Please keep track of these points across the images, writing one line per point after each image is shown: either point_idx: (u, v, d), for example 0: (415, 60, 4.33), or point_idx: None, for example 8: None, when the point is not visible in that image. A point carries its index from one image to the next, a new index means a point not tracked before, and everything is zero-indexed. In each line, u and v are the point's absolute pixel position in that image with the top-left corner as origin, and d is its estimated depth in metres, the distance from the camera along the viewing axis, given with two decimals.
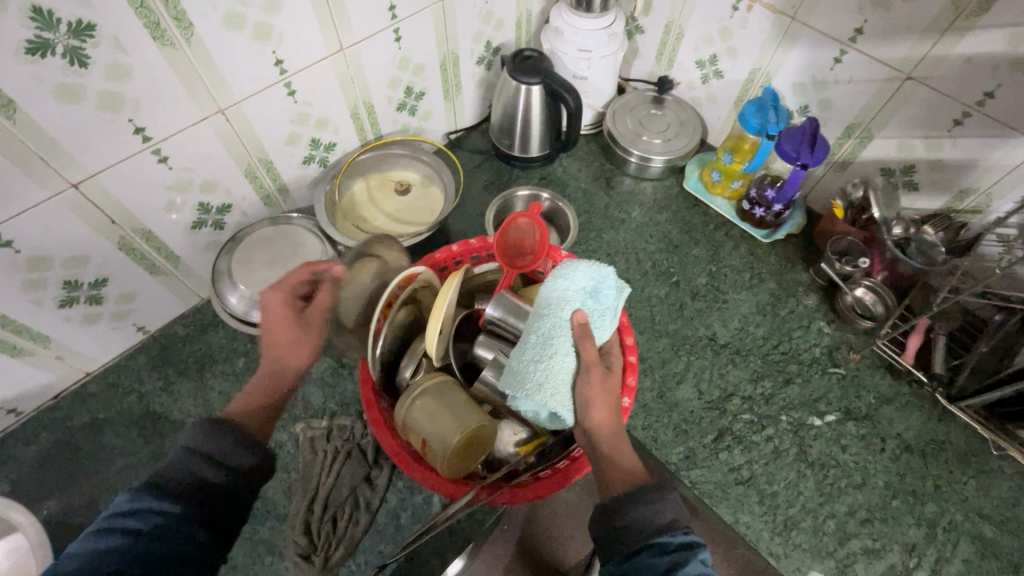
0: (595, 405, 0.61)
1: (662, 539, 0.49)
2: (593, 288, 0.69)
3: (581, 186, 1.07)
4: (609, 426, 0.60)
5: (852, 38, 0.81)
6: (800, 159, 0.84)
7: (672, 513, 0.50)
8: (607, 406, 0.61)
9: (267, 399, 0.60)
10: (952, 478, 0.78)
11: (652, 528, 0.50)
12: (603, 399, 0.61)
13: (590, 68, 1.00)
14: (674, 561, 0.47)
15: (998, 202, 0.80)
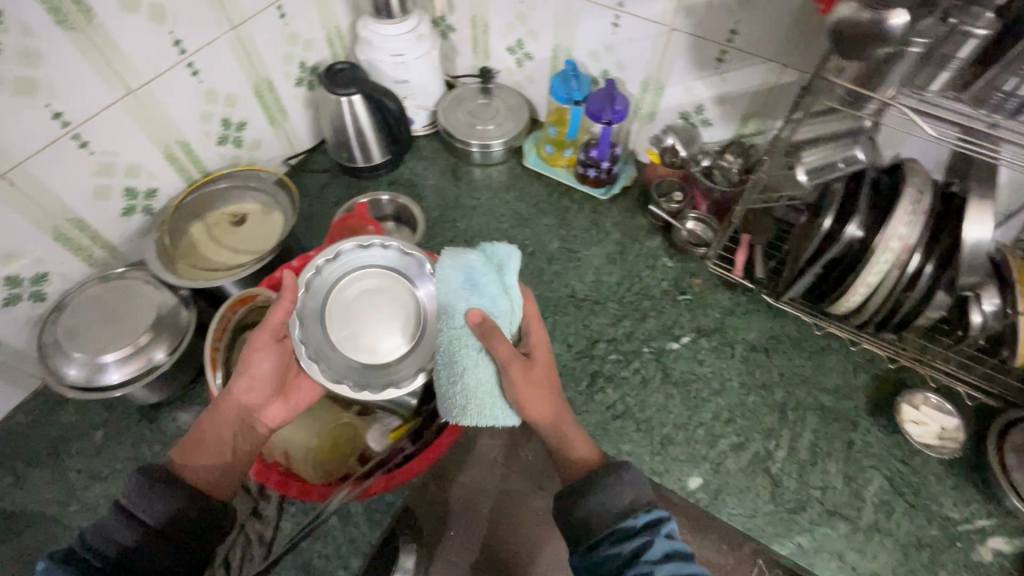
0: (528, 402, 0.64)
1: (625, 524, 0.56)
2: (469, 280, 0.65)
3: (431, 184, 1.11)
4: (554, 414, 0.66)
5: (620, 4, 0.91)
6: (605, 117, 0.93)
7: (632, 496, 0.59)
8: (549, 396, 0.66)
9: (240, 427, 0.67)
10: (791, 363, 0.89)
11: (615, 514, 0.58)
12: (543, 392, 0.65)
13: (408, 71, 1.05)
14: (638, 543, 0.55)
15: (771, 122, 0.92)
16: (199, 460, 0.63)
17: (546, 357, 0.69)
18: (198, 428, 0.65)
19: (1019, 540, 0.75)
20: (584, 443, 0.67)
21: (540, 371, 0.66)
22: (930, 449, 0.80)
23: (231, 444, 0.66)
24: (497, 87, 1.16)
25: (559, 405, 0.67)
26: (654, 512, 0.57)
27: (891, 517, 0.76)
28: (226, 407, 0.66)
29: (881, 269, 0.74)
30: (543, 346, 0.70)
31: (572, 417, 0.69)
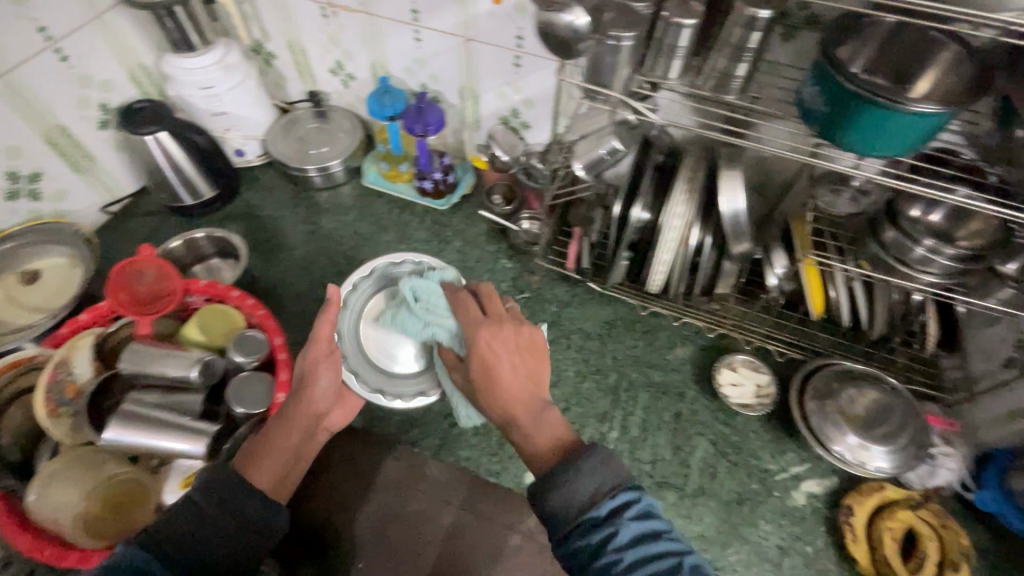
0: (486, 405, 0.63)
1: (589, 515, 0.50)
2: (416, 302, 0.77)
3: (268, 213, 1.09)
4: (505, 411, 0.61)
5: (416, 19, 0.92)
6: (419, 129, 0.96)
7: (597, 482, 0.51)
8: (504, 394, 0.62)
9: (297, 439, 0.64)
10: (623, 346, 0.92)
11: (578, 507, 0.50)
12: (492, 389, 0.62)
13: (223, 102, 1.02)
14: (604, 534, 0.48)
15: None
16: (268, 463, 0.59)
17: (495, 354, 0.64)
18: (261, 437, 0.62)
19: (828, 480, 0.80)
20: (546, 438, 0.57)
21: (482, 370, 0.64)
22: (747, 408, 0.84)
23: (292, 458, 0.62)
24: (331, 110, 1.15)
25: (520, 402, 0.61)
26: (621, 495, 0.50)
27: (715, 478, 0.80)
28: (297, 415, 0.65)
29: (670, 247, 0.79)
30: (498, 346, 0.65)
31: (538, 411, 0.60)
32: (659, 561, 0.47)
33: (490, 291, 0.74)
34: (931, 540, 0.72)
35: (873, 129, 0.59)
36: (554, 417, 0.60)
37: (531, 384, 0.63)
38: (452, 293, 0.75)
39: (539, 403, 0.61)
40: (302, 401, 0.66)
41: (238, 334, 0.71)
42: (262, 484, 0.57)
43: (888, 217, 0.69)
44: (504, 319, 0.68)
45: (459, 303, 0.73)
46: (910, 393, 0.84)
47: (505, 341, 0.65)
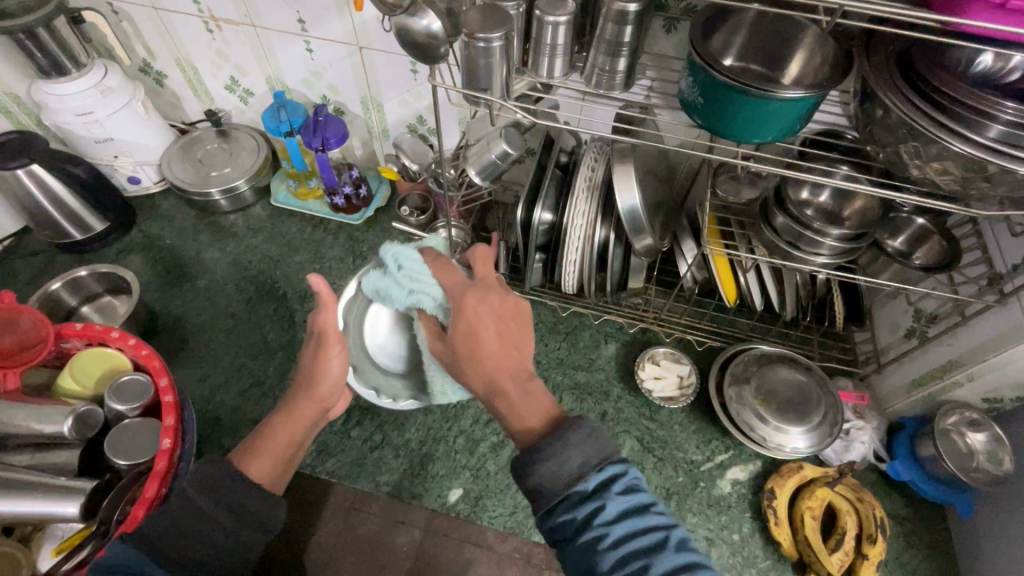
0: (469, 373, 0.55)
1: (577, 488, 0.44)
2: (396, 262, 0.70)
3: (169, 243, 1.02)
4: (494, 379, 0.53)
5: (304, 29, 0.88)
6: (318, 143, 0.91)
7: (586, 454, 0.45)
8: (488, 360, 0.54)
9: (293, 436, 0.61)
10: (547, 349, 0.91)
11: (565, 480, 0.44)
12: (477, 356, 0.54)
13: (106, 128, 0.95)
14: (590, 508, 0.43)
15: None
16: (265, 457, 0.59)
17: (478, 321, 0.56)
18: (261, 430, 0.61)
19: (752, 465, 0.81)
20: (535, 410, 0.50)
21: (467, 332, 0.55)
22: (671, 401, 0.84)
23: (293, 449, 0.62)
24: (234, 129, 1.10)
25: (504, 363, 0.54)
26: (610, 468, 0.44)
27: (641, 476, 0.80)
28: (304, 406, 0.63)
29: (577, 246, 0.78)
30: (482, 310, 0.56)
31: (524, 380, 0.53)
32: (646, 535, 0.42)
33: (484, 254, 0.64)
34: (848, 515, 0.73)
35: (753, 120, 0.59)
36: (540, 389, 0.52)
37: (517, 351, 0.55)
38: (433, 259, 0.70)
39: (524, 372, 0.54)
40: (307, 395, 0.63)
41: (118, 381, 0.66)
42: (256, 478, 0.57)
43: (778, 202, 0.70)
44: (491, 282, 0.61)
45: (440, 268, 0.68)
46: (824, 371, 0.86)
47: (492, 307, 0.57)
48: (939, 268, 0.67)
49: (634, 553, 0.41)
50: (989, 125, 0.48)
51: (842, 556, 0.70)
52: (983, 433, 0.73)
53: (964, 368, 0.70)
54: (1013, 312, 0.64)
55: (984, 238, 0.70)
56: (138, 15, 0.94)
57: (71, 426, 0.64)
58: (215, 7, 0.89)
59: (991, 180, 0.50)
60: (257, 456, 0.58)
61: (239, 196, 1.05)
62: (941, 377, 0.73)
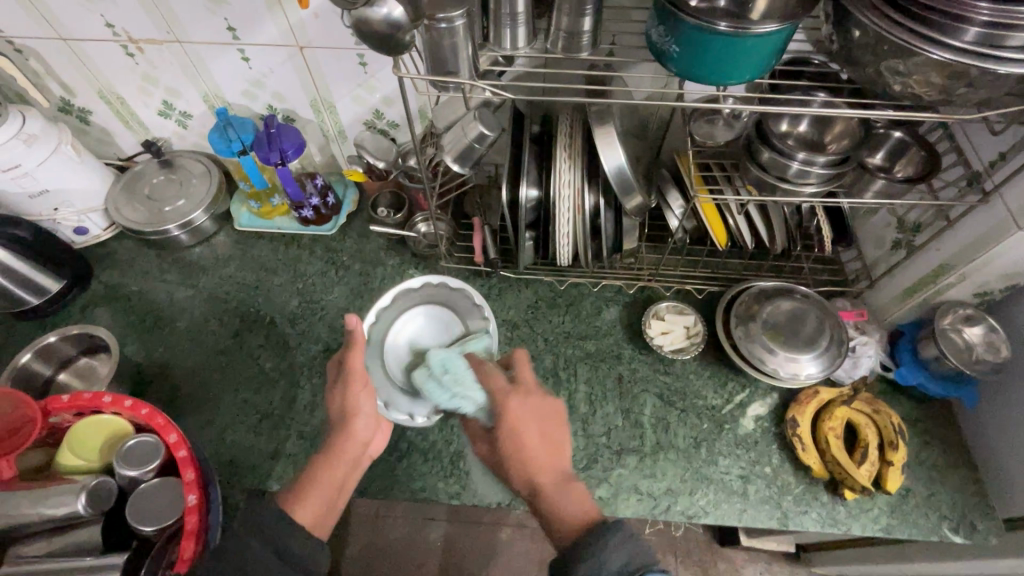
0: (512, 475, 0.60)
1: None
2: (442, 365, 0.70)
3: (134, 288, 0.96)
4: (533, 478, 0.59)
5: (235, 37, 0.82)
6: (277, 159, 0.86)
7: (628, 556, 0.50)
8: (532, 460, 0.60)
9: (335, 480, 0.64)
10: (553, 325, 0.90)
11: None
12: (522, 456, 0.60)
13: (39, 179, 0.86)
14: None
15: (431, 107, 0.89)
16: (312, 502, 0.61)
17: (524, 425, 0.62)
18: (304, 475, 0.64)
19: (770, 399, 0.83)
20: (573, 507, 0.56)
21: (511, 438, 0.61)
22: (681, 352, 0.85)
23: (338, 493, 0.64)
24: (177, 156, 1.03)
25: (546, 471, 0.60)
26: None
27: (669, 430, 0.81)
28: (344, 446, 0.66)
29: (568, 219, 0.76)
30: (527, 417, 0.62)
31: (565, 482, 0.59)
32: None
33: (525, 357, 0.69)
34: (868, 428, 0.77)
35: (728, 61, 0.58)
36: (579, 488, 0.59)
37: (555, 455, 0.61)
38: (477, 367, 0.69)
39: (564, 475, 0.60)
40: (344, 433, 0.66)
41: (123, 447, 0.62)
42: (304, 521, 0.60)
43: (761, 138, 0.70)
44: (528, 387, 0.65)
45: (484, 372, 0.68)
46: (821, 295, 0.89)
47: (531, 411, 0.63)
48: (921, 177, 0.69)
49: None
50: (967, 28, 0.48)
51: (868, 467, 0.74)
52: (979, 327, 0.77)
53: (955, 270, 0.72)
54: (997, 209, 0.65)
55: (958, 140, 0.71)
56: (46, 49, 0.85)
57: (86, 502, 0.59)
58: (133, 28, 0.82)
59: (972, 85, 0.51)
60: (305, 499, 0.61)
61: (199, 227, 0.98)
62: (934, 281, 0.75)
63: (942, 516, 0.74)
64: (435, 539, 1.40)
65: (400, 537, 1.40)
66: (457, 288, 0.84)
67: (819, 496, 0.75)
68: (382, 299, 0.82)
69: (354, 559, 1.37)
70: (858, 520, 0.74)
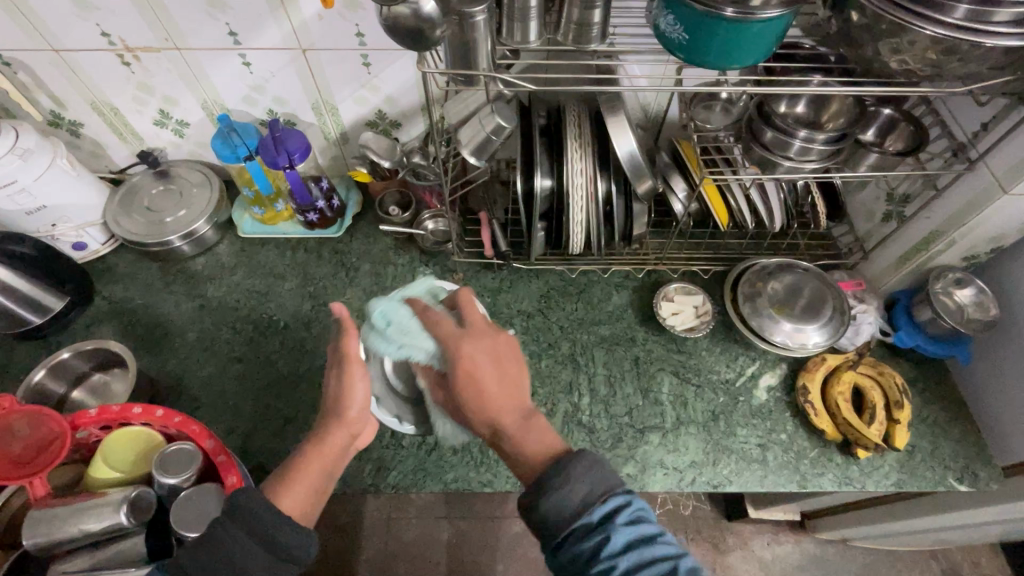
0: (468, 412, 0.60)
1: (584, 520, 0.50)
2: (385, 317, 0.70)
3: (140, 302, 0.94)
4: (494, 421, 0.59)
5: (236, 42, 0.81)
6: (285, 163, 0.86)
7: (591, 484, 0.51)
8: (493, 396, 0.59)
9: (323, 468, 0.61)
10: (566, 312, 0.92)
11: (571, 512, 0.50)
12: (481, 397, 0.59)
13: (36, 194, 0.84)
14: (596, 541, 0.48)
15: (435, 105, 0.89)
16: (297, 488, 0.59)
17: (479, 364, 0.60)
18: (292, 463, 0.61)
19: (780, 369, 0.87)
20: (535, 446, 0.57)
21: (467, 377, 0.59)
22: (693, 331, 0.88)
23: (327, 480, 0.61)
24: (173, 166, 1.01)
25: (506, 406, 0.59)
26: (613, 499, 0.50)
27: (687, 405, 0.84)
28: (336, 433, 0.63)
29: (581, 206, 0.78)
30: (480, 351, 0.61)
31: (526, 417, 0.59)
32: (658, 563, 0.47)
33: (470, 298, 0.66)
34: (874, 390, 0.82)
35: (733, 46, 0.61)
36: (541, 422, 0.59)
37: (514, 391, 0.60)
38: (421, 312, 0.68)
39: (523, 411, 0.59)
40: (339, 420, 0.63)
41: (159, 456, 0.62)
42: (289, 512, 0.58)
43: (763, 120, 0.73)
44: (480, 328, 0.63)
45: (427, 319, 0.66)
46: (819, 268, 0.93)
47: (486, 350, 0.61)
48: (912, 150, 0.73)
49: None
50: (955, 6, 0.52)
51: (877, 427, 0.78)
52: (969, 289, 0.82)
53: (946, 237, 0.77)
54: (983, 175, 0.70)
55: (942, 114, 0.76)
56: (37, 61, 0.83)
57: (127, 513, 0.59)
58: (130, 36, 0.80)
59: (963, 59, 0.55)
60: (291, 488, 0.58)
61: (202, 236, 0.97)
62: (927, 248, 0.80)
63: (946, 468, 0.79)
64: (450, 537, 1.41)
65: (415, 538, 1.40)
66: None
67: (833, 458, 0.79)
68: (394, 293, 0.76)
69: (370, 563, 1.37)
70: (871, 477, 0.78)
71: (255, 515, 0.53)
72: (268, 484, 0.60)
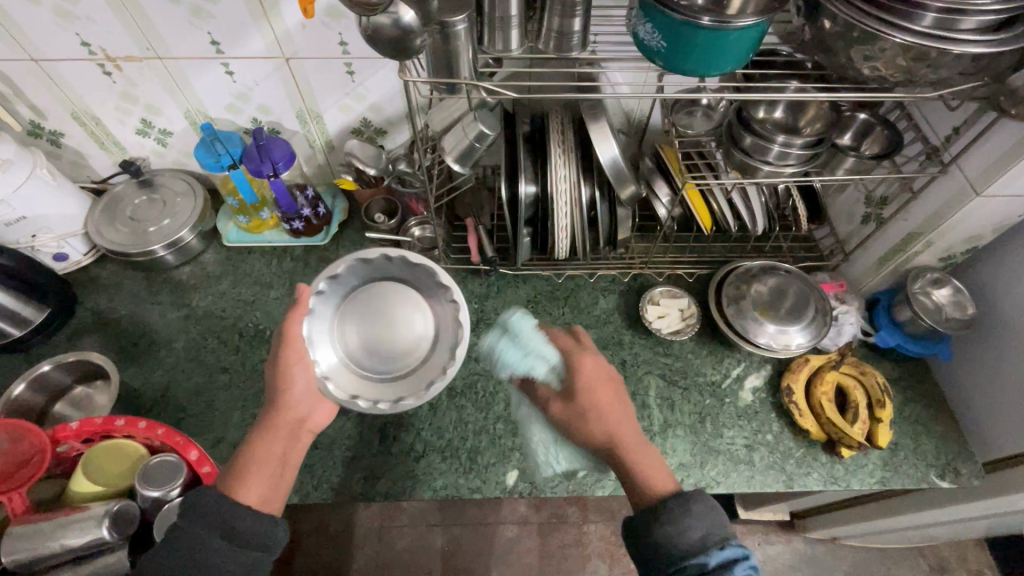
0: (587, 426, 0.62)
1: (694, 561, 0.51)
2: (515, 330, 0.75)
3: (123, 313, 0.93)
4: (612, 430, 0.61)
5: (219, 51, 0.81)
6: (269, 172, 0.86)
7: (707, 528, 0.53)
8: (609, 413, 0.62)
9: (274, 454, 0.62)
10: (554, 317, 0.93)
11: (679, 552, 0.52)
12: (602, 411, 0.62)
13: (15, 205, 0.83)
14: None
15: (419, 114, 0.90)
16: (256, 481, 0.59)
17: (598, 382, 0.64)
18: (243, 454, 0.61)
19: (764, 370, 0.88)
20: (652, 464, 0.60)
21: (589, 395, 0.63)
22: (679, 333, 0.89)
23: (281, 465, 0.62)
24: (156, 175, 1.01)
25: (628, 426, 0.62)
26: (731, 549, 0.52)
27: (674, 408, 0.84)
28: (280, 418, 0.64)
29: (566, 212, 0.79)
30: (600, 374, 0.66)
31: (641, 441, 0.62)
32: None
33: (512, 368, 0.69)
34: (856, 389, 0.83)
35: (712, 54, 0.62)
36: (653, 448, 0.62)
37: (628, 411, 0.64)
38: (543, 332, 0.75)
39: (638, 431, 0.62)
40: (280, 405, 0.65)
41: (142, 467, 0.61)
42: (247, 500, 0.57)
43: (742, 125, 0.74)
44: (577, 351, 0.68)
45: (552, 333, 0.72)
46: (801, 270, 0.94)
47: (597, 372, 0.66)
48: (887, 154, 0.75)
49: None
50: (923, 14, 0.54)
51: (861, 424, 0.79)
52: (946, 288, 0.84)
53: (924, 237, 0.79)
54: (955, 177, 0.72)
55: (915, 118, 0.78)
56: (16, 71, 0.82)
57: (109, 527, 0.58)
58: (110, 46, 0.80)
59: (933, 65, 0.57)
60: (243, 478, 0.58)
61: (187, 245, 0.97)
62: (905, 248, 0.82)
63: (928, 465, 0.80)
64: (442, 545, 1.40)
65: (406, 546, 1.39)
66: (423, 268, 0.79)
67: (819, 457, 0.80)
68: (334, 268, 0.77)
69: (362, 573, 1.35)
70: (856, 475, 0.79)
71: (240, 526, 0.53)
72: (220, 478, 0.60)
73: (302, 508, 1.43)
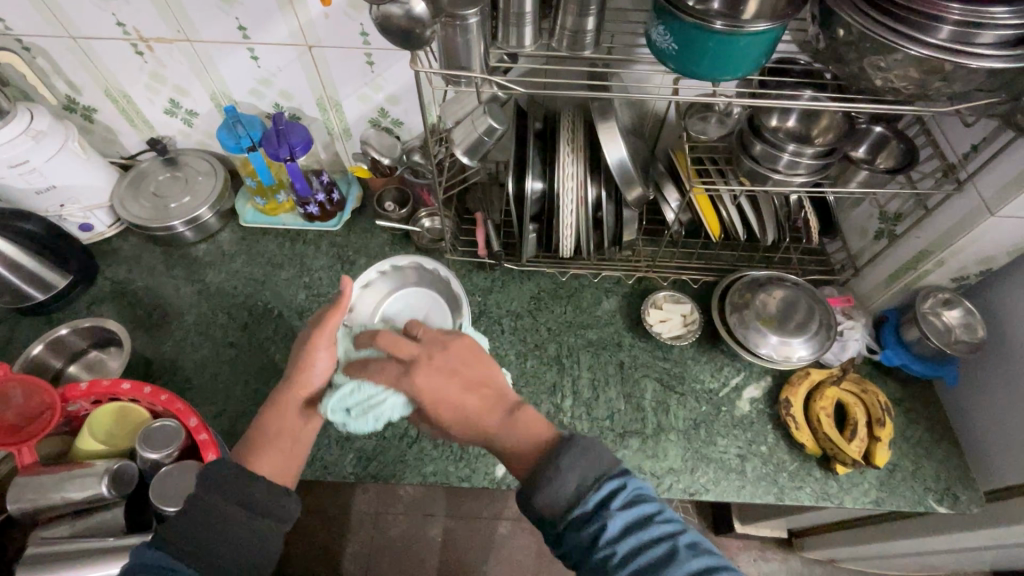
0: (454, 428, 0.58)
1: (576, 513, 0.48)
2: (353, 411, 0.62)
3: (140, 284, 0.96)
4: (479, 432, 0.56)
5: (245, 36, 0.84)
6: (286, 155, 0.88)
7: (581, 475, 0.49)
8: (471, 411, 0.57)
9: (289, 435, 0.62)
10: (555, 315, 0.93)
11: (563, 504, 0.48)
12: (461, 416, 0.57)
13: (45, 174, 0.87)
14: (592, 529, 0.46)
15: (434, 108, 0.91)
16: (270, 455, 0.60)
17: (439, 386, 0.57)
18: (257, 427, 0.62)
19: (764, 382, 0.87)
20: (528, 437, 0.55)
21: (440, 406, 0.57)
22: (679, 339, 0.88)
23: (296, 443, 0.63)
24: (181, 155, 1.04)
25: (489, 414, 0.57)
26: (606, 486, 0.48)
27: (668, 412, 0.84)
28: (295, 396, 0.64)
29: (570, 210, 0.80)
30: (437, 380, 0.57)
31: (510, 414, 0.57)
32: (655, 545, 0.45)
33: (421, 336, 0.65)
34: (856, 407, 0.82)
35: (723, 59, 0.62)
36: (526, 412, 0.57)
37: (488, 396, 0.58)
38: (362, 371, 0.61)
39: (506, 409, 0.57)
40: (298, 381, 0.64)
41: (145, 430, 0.64)
42: (262, 473, 0.59)
43: (753, 132, 0.74)
44: (428, 348, 0.60)
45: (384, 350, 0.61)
46: (810, 283, 0.93)
47: (443, 367, 0.58)
48: (901, 168, 0.74)
49: (643, 565, 0.44)
50: (939, 27, 0.53)
51: (858, 443, 0.78)
52: (957, 310, 0.82)
53: (935, 256, 0.77)
54: (970, 196, 0.70)
55: (934, 135, 0.77)
56: (55, 47, 0.86)
57: (108, 485, 0.61)
58: (144, 27, 0.83)
59: (947, 78, 0.56)
60: (260, 452, 0.60)
61: (205, 223, 1.00)
62: (916, 266, 0.80)
63: (926, 488, 0.78)
64: (436, 536, 1.41)
65: (400, 534, 1.41)
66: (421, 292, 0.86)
67: (812, 472, 0.79)
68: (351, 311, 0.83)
69: (355, 556, 1.38)
70: (849, 493, 0.78)
71: None
72: (236, 449, 0.61)
73: (302, 489, 1.46)
